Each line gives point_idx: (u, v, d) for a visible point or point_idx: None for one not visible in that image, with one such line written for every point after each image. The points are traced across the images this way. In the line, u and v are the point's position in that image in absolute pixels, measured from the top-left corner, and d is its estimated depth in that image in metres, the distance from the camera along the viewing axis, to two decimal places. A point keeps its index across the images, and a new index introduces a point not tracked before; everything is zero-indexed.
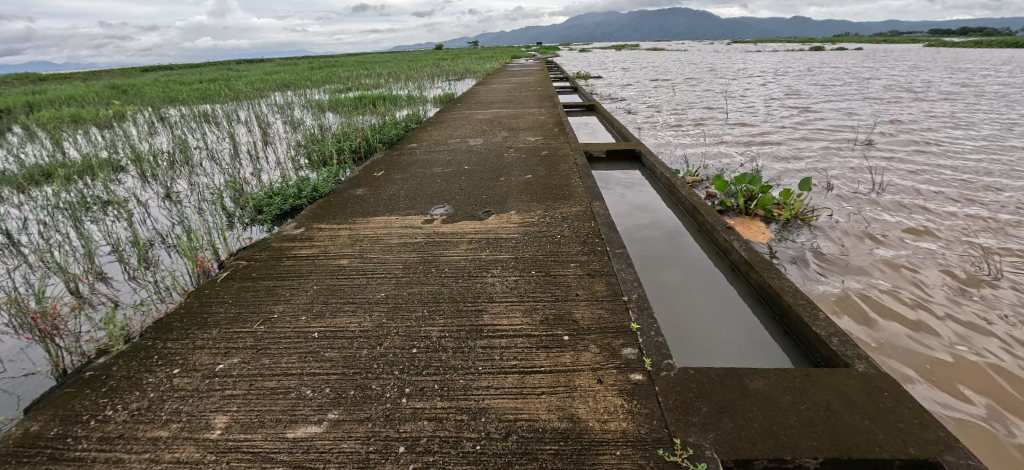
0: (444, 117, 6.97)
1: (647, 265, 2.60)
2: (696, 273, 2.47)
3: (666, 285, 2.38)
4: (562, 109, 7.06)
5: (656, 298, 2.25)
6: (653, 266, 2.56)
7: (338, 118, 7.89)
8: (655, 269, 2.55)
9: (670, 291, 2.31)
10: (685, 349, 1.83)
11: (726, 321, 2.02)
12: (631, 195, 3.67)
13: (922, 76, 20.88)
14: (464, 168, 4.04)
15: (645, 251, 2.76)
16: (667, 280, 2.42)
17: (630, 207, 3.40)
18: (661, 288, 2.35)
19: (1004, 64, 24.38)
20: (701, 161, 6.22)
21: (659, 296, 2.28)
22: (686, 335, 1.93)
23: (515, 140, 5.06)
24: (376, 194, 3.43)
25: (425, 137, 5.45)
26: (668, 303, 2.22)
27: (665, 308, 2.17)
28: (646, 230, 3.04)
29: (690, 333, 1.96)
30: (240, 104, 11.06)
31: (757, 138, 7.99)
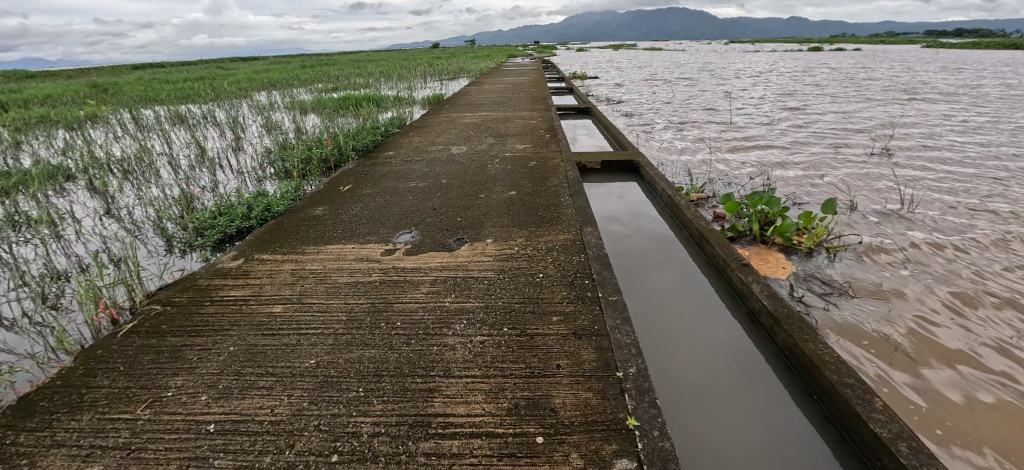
0: (430, 120, 6.52)
1: (639, 299, 2.25)
2: (704, 319, 2.07)
3: (659, 322, 2.04)
4: (556, 112, 6.62)
5: (650, 343, 1.90)
6: (649, 305, 2.19)
7: (318, 121, 7.42)
8: (649, 305, 2.20)
9: (666, 334, 1.96)
10: (688, 429, 1.46)
11: (745, 391, 1.62)
12: (627, 213, 3.30)
13: (922, 76, 20.61)
14: (441, 181, 3.60)
15: (638, 282, 2.40)
16: (662, 319, 2.08)
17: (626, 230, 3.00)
18: (654, 328, 2.00)
19: (1003, 65, 24.20)
20: (703, 165, 5.79)
21: (652, 338, 1.93)
22: (688, 403, 1.57)
23: (502, 148, 4.62)
24: (337, 214, 3.00)
25: (405, 143, 5.00)
26: (663, 348, 1.86)
27: (659, 356, 1.81)
28: (636, 252, 2.74)
29: (692, 397, 1.60)
30: (219, 105, 10.54)
31: (762, 139, 7.58)
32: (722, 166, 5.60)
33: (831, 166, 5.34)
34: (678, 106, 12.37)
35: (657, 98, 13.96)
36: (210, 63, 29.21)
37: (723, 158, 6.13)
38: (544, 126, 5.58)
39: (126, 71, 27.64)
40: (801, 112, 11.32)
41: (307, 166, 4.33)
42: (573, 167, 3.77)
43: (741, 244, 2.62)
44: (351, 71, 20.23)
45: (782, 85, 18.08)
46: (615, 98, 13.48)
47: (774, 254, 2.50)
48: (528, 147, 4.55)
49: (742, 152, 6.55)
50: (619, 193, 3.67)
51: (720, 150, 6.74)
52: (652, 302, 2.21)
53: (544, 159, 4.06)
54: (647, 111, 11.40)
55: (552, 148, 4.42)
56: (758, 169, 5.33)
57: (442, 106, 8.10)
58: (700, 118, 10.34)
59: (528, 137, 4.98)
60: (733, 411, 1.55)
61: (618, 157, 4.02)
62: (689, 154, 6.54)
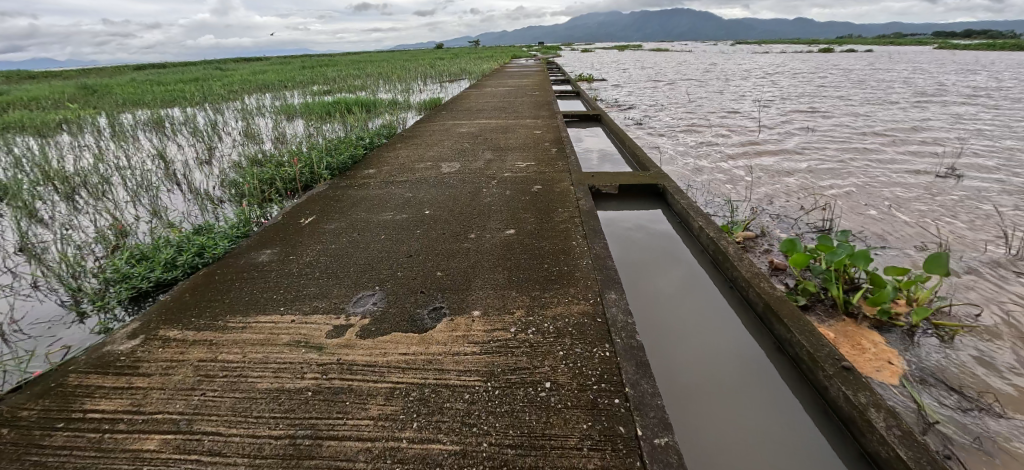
0: (422, 129, 5.86)
1: (642, 303, 2.16)
2: (733, 359, 1.76)
3: (662, 328, 1.96)
4: (562, 120, 5.94)
5: (650, 343, 1.85)
6: (664, 335, 1.91)
7: (301, 129, 6.78)
8: (653, 310, 2.10)
9: (668, 336, 1.90)
10: None
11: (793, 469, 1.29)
12: (652, 248, 2.69)
13: (942, 79, 19.82)
14: (425, 211, 2.93)
15: (640, 283, 2.33)
16: (665, 324, 1.99)
17: (648, 273, 2.43)
18: (656, 334, 1.92)
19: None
20: (732, 175, 5.08)
21: (653, 344, 1.84)
22: (684, 405, 1.52)
23: (502, 164, 3.95)
24: (286, 261, 2.34)
25: (389, 158, 4.33)
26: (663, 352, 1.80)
27: (658, 356, 1.76)
28: (637, 253, 2.62)
29: (688, 403, 1.53)
30: (203, 109, 9.88)
31: (789, 147, 6.86)
32: (755, 178, 4.89)
33: (882, 180, 4.63)
34: (692, 109, 11.63)
35: (668, 100, 13.22)
36: (207, 63, 28.57)
37: (753, 168, 5.41)
38: (550, 138, 4.91)
39: (122, 71, 27.10)
40: (826, 115, 10.56)
41: (273, 187, 3.69)
42: (586, 193, 3.10)
43: (817, 314, 1.94)
44: (348, 72, 19.56)
45: (798, 88, 17.31)
46: (623, 101, 12.76)
47: (870, 333, 1.81)
48: (531, 165, 3.87)
49: (773, 161, 5.84)
50: (642, 221, 3.05)
51: (747, 158, 6.02)
52: (655, 305, 2.14)
53: (551, 182, 3.38)
54: (659, 115, 10.68)
55: (560, 168, 3.74)
56: (797, 183, 4.61)
57: (439, 111, 7.42)
58: (717, 122, 9.60)
59: (532, 152, 4.30)
60: (730, 423, 1.47)
61: (639, 180, 3.34)
62: (712, 162, 5.83)
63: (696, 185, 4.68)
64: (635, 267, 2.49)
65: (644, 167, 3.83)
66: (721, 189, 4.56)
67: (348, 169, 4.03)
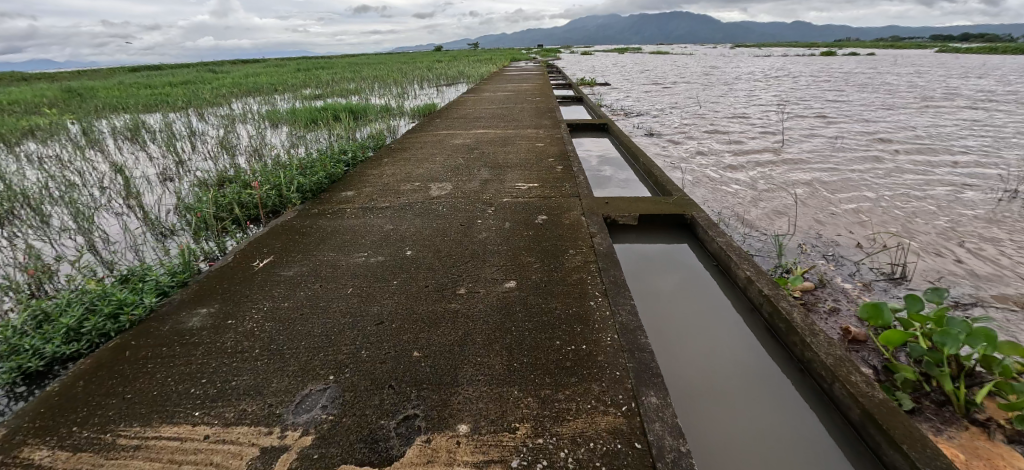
0: (413, 140, 5.33)
1: (647, 304, 2.16)
2: (738, 358, 1.77)
3: (666, 329, 1.96)
4: (567, 131, 5.43)
5: (655, 343, 1.86)
6: (669, 335, 1.92)
7: (283, 139, 6.24)
8: (657, 311, 2.11)
9: (672, 336, 1.91)
10: None
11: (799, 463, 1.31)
12: (687, 297, 2.22)
13: (948, 82, 19.46)
14: (405, 252, 2.39)
15: (645, 285, 2.32)
16: (670, 326, 1.99)
17: (678, 328, 1.97)
18: (661, 334, 1.93)
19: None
20: (760, 187, 4.52)
21: (659, 343, 1.86)
22: (690, 402, 1.53)
23: (501, 186, 3.43)
24: (220, 330, 1.82)
25: (372, 177, 3.80)
26: (677, 346, 1.85)
27: (665, 357, 1.77)
28: (642, 262, 2.56)
29: (687, 395, 1.57)
30: (184, 114, 9.31)
31: (811, 155, 6.34)
32: (786, 191, 4.34)
33: (931, 197, 4.10)
34: (700, 114, 11.12)
35: (674, 105, 12.71)
36: (199, 66, 28.01)
37: (781, 179, 4.87)
38: (555, 152, 4.38)
39: (113, 73, 26.53)
40: (841, 121, 10.07)
41: (232, 214, 3.14)
42: (602, 227, 2.57)
43: (928, 418, 1.43)
44: (342, 75, 19.05)
45: (805, 92, 16.83)
46: (628, 106, 12.26)
47: (1014, 452, 1.30)
48: (534, 187, 3.34)
49: (801, 171, 5.29)
50: (675, 261, 2.55)
51: (771, 168, 5.49)
52: (693, 338, 1.90)
53: (557, 210, 2.85)
54: (666, 121, 10.17)
55: (567, 191, 3.21)
56: (837, 198, 4.06)
57: (433, 119, 6.91)
58: (729, 128, 9.09)
59: (534, 170, 3.77)
60: (730, 415, 1.49)
61: (662, 209, 2.81)
62: (733, 172, 5.30)
63: (722, 198, 4.12)
64: (671, 298, 2.20)
65: (665, 190, 3.30)
66: (752, 202, 3.99)
67: (322, 192, 3.50)
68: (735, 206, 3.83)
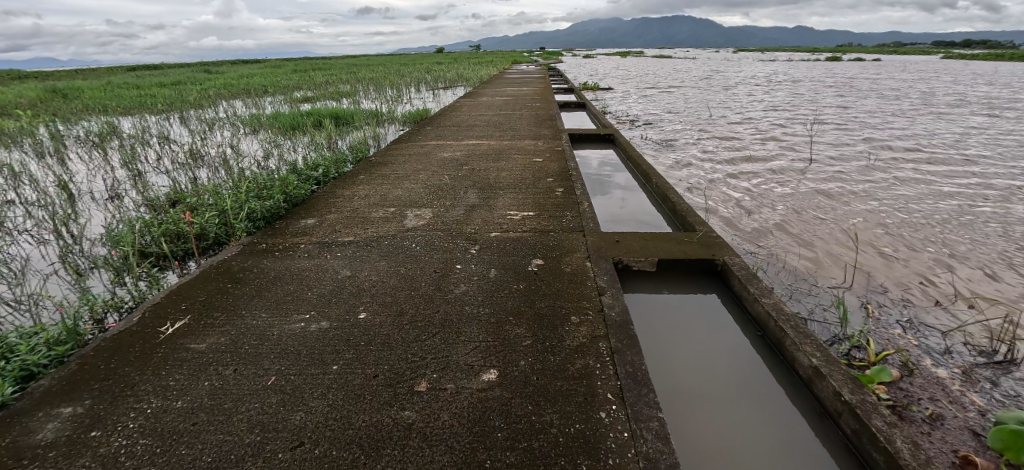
0: (398, 152, 4.77)
1: (643, 307, 2.09)
2: (730, 364, 1.73)
3: (661, 334, 1.90)
4: (568, 143, 4.90)
5: (648, 347, 1.81)
6: (664, 341, 1.86)
7: (256, 149, 5.67)
8: (652, 314, 2.05)
9: (665, 342, 1.85)
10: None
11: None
12: (695, 323, 1.98)
13: (958, 89, 19.07)
14: (358, 316, 1.82)
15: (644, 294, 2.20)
16: (665, 333, 1.92)
17: (713, 426, 1.44)
18: (654, 339, 1.87)
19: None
20: (790, 207, 3.97)
21: (652, 350, 1.80)
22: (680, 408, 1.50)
23: (489, 214, 2.87)
24: (73, 452, 1.27)
25: (342, 201, 3.24)
26: (665, 354, 1.78)
27: (657, 360, 1.74)
28: (658, 306, 2.10)
29: (677, 402, 1.53)
30: (160, 119, 8.72)
31: (836, 168, 5.79)
32: (821, 213, 3.79)
33: (987, 224, 3.58)
34: (708, 121, 10.55)
35: (680, 110, 12.17)
36: (192, 67, 27.39)
37: (811, 197, 4.32)
38: (555, 170, 3.83)
39: (103, 74, 25.86)
40: (857, 128, 9.55)
41: (159, 251, 2.57)
42: (613, 278, 2.03)
43: None
44: (336, 77, 18.39)
45: (815, 98, 16.30)
46: (632, 112, 11.68)
47: None
48: (528, 217, 2.79)
49: (830, 188, 4.75)
50: (707, 322, 1.99)
51: (796, 184, 4.94)
52: (743, 451, 1.35)
53: (556, 252, 2.30)
54: (673, 128, 9.59)
55: (569, 222, 2.67)
56: (882, 223, 3.53)
57: (423, 126, 6.36)
58: (741, 135, 8.54)
59: (529, 194, 3.21)
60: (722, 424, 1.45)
61: (687, 252, 2.26)
62: (755, 189, 4.75)
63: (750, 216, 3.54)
64: (703, 368, 1.71)
65: (685, 223, 2.79)
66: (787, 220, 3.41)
67: (277, 220, 2.94)
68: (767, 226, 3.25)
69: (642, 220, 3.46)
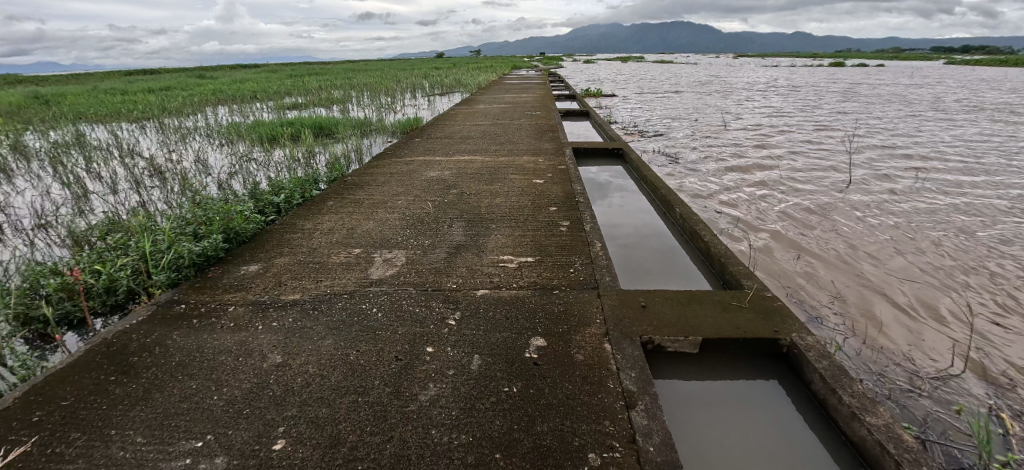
0: (379, 170, 4.17)
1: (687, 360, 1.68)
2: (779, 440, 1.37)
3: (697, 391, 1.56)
4: (573, 159, 4.33)
5: (677, 403, 1.50)
6: (700, 399, 1.53)
7: (223, 164, 5.08)
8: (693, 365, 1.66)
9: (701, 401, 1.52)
10: None
11: None
12: (758, 431, 1.40)
13: (968, 96, 18.61)
14: (273, 452, 1.21)
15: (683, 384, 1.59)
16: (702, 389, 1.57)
17: None
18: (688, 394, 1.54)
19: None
20: (833, 234, 3.39)
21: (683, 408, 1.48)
22: None
23: (476, 259, 2.27)
24: None
25: (300, 237, 2.66)
26: (699, 416, 1.45)
27: (688, 421, 1.43)
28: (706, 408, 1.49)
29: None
30: (134, 128, 8.12)
31: (870, 182, 5.19)
32: (873, 240, 3.22)
33: None
34: (719, 127, 9.93)
35: (687, 117, 11.61)
36: (184, 71, 26.82)
37: (854, 221, 3.75)
38: (558, 194, 3.25)
39: (92, 78, 25.23)
40: (878, 135, 8.97)
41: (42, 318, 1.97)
42: (647, 376, 1.43)
43: None
44: (331, 83, 17.83)
45: (824, 104, 15.74)
46: (638, 119, 11.08)
47: None
48: (526, 264, 2.19)
49: (871, 207, 4.18)
50: (785, 451, 1.33)
51: (830, 202, 4.37)
52: None
53: (564, 325, 1.70)
54: (683, 135, 8.97)
55: (578, 273, 2.08)
56: (952, 256, 2.95)
57: (412, 138, 5.78)
58: (757, 143, 7.93)
59: (527, 228, 2.62)
60: None
61: (741, 326, 1.67)
62: (785, 208, 4.16)
63: (789, 252, 2.97)
64: (744, 440, 1.37)
65: (725, 272, 2.20)
66: (836, 260, 2.85)
67: (210, 268, 2.35)
68: (816, 269, 2.68)
69: (666, 261, 2.87)
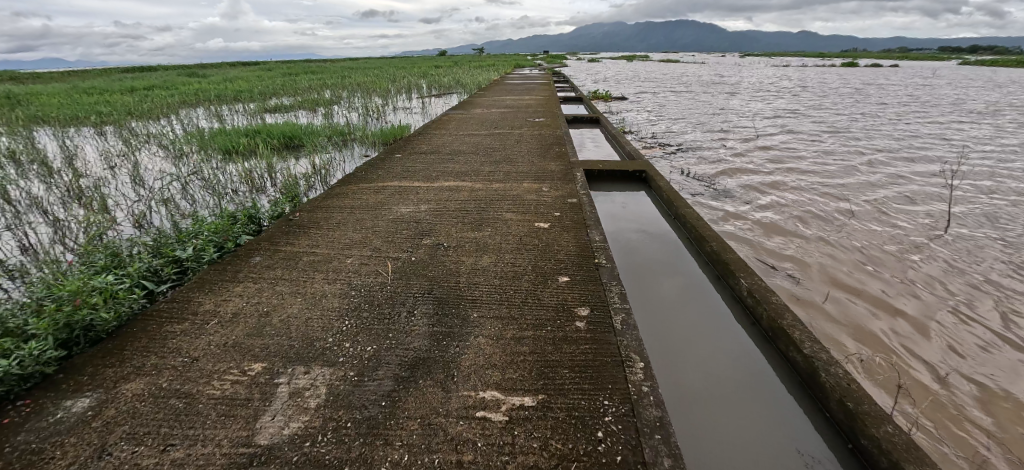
0: (338, 200, 3.29)
1: None
2: None
3: None
4: (585, 187, 3.41)
5: None
6: None
7: (159, 183, 4.17)
8: None
9: None
10: None
11: None
12: None
13: (989, 97, 17.79)
14: None
15: None
16: None
17: None
18: None
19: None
20: (949, 295, 2.46)
21: None
22: None
23: (439, 397, 1.37)
24: None
25: (183, 333, 1.77)
26: None
27: None
28: None
29: None
30: (86, 136, 7.20)
31: (939, 201, 4.30)
32: (1001, 307, 2.34)
33: None
34: (739, 130, 9.01)
35: (702, 120, 10.63)
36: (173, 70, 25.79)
37: (962, 269, 2.82)
38: (568, 249, 2.34)
39: (74, 76, 24.16)
40: (916, 140, 8.11)
41: None
42: None
43: None
44: (321, 82, 16.87)
45: (843, 106, 14.85)
46: (649, 122, 10.15)
47: None
48: (520, 418, 1.29)
49: (970, 244, 3.23)
50: None
51: (914, 234, 3.43)
52: None
53: None
54: (702, 138, 8.03)
55: (611, 447, 1.19)
56: None
57: (393, 151, 4.91)
58: (786, 148, 7.01)
59: (525, 322, 1.71)
60: None
61: None
62: (860, 245, 3.21)
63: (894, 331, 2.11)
64: None
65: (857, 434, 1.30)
66: (972, 348, 1.99)
67: (16, 403, 1.45)
68: (954, 376, 1.83)
69: (715, 343, 1.89)
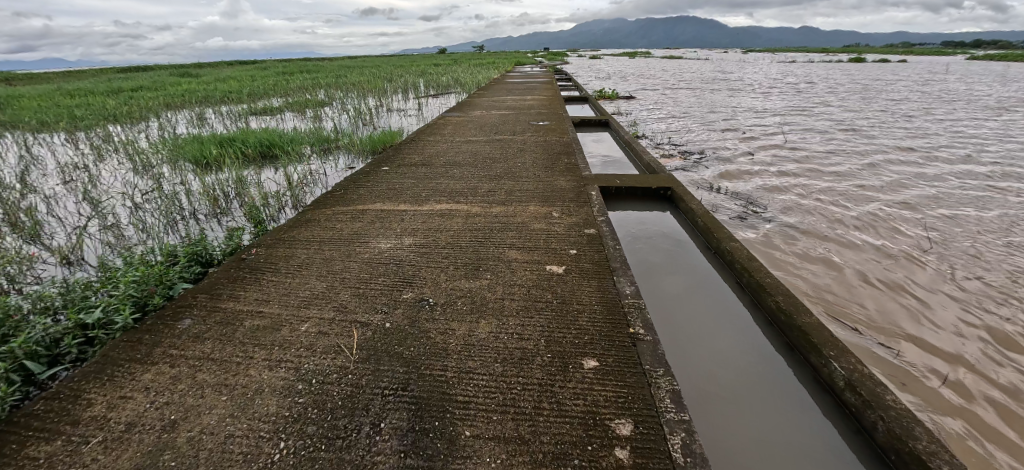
0: (306, 230, 2.73)
1: None
2: None
3: None
4: (602, 211, 2.84)
5: None
6: None
7: (110, 203, 3.61)
8: None
9: None
10: None
11: None
12: None
13: (1003, 91, 17.22)
14: None
15: None
16: None
17: None
18: None
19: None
20: None
21: None
22: None
23: None
24: None
25: (46, 464, 1.22)
26: None
27: None
28: None
29: None
30: (49, 144, 6.58)
31: (1006, 208, 3.74)
32: None
33: None
34: (755, 128, 8.41)
35: (714, 118, 10.02)
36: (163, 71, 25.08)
37: None
38: (592, 309, 1.78)
39: (61, 78, 23.45)
40: (947, 135, 7.52)
41: None
42: None
43: None
44: (313, 82, 16.20)
45: (856, 102, 14.25)
46: (658, 122, 9.55)
47: None
48: None
49: None
50: None
51: (994, 255, 2.85)
52: None
53: None
54: (718, 137, 7.42)
55: None
56: None
57: (380, 162, 4.36)
58: (812, 146, 6.41)
59: (540, 452, 1.17)
60: None
61: None
62: (935, 271, 2.65)
63: (985, 388, 1.72)
64: None
65: None
66: None
67: None
68: None
69: (804, 456, 1.34)
